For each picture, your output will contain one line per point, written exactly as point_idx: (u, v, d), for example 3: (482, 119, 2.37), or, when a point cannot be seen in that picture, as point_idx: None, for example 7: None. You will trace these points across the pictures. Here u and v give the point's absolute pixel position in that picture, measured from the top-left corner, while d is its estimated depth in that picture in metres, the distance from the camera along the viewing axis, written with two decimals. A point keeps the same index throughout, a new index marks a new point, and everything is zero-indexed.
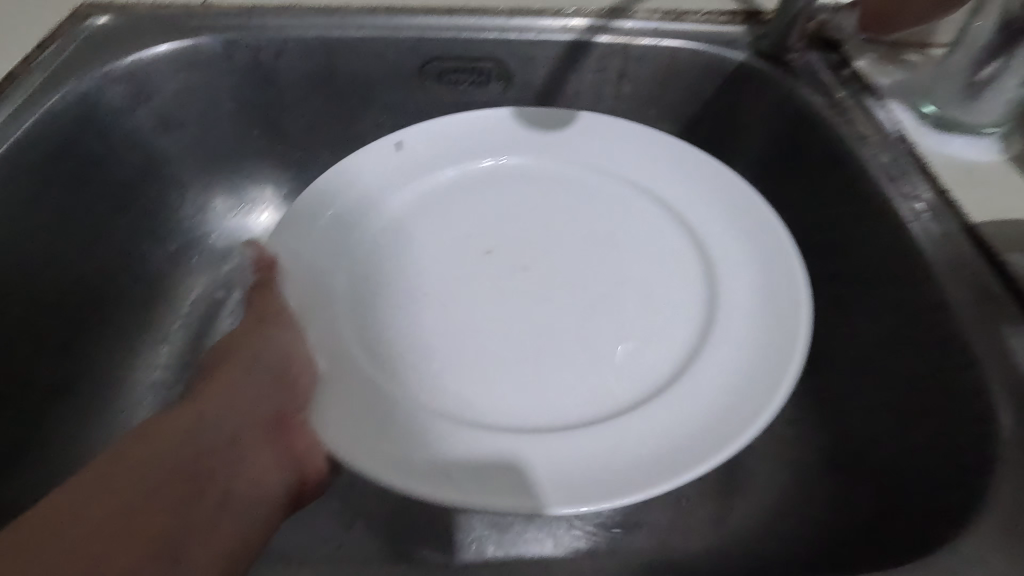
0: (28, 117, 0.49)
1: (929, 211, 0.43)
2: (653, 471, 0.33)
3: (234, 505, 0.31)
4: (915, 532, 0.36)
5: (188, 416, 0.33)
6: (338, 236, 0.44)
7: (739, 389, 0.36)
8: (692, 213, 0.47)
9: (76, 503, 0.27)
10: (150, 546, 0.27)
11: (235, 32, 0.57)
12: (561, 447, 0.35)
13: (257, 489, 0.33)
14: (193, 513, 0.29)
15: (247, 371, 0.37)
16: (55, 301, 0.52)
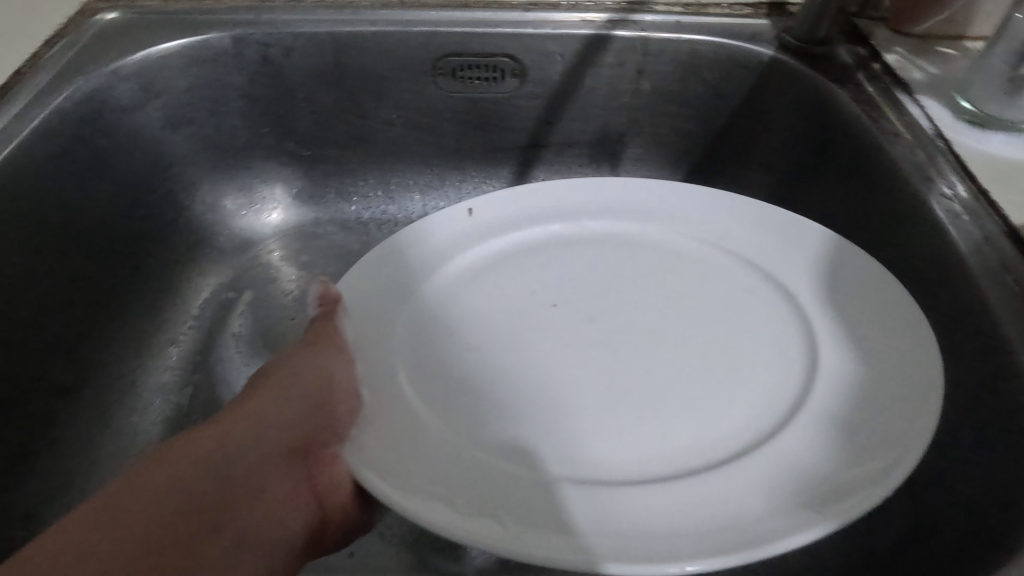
0: (36, 113, 0.48)
1: (966, 211, 0.41)
2: (749, 535, 0.28)
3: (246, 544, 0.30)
4: (958, 552, 0.34)
5: (212, 440, 0.31)
6: (396, 289, 0.40)
7: (847, 450, 0.31)
8: (777, 263, 0.42)
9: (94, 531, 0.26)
10: None
11: (245, 28, 0.55)
12: (637, 503, 0.30)
13: (271, 531, 0.32)
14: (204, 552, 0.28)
15: (282, 398, 0.34)
16: (66, 299, 0.51)
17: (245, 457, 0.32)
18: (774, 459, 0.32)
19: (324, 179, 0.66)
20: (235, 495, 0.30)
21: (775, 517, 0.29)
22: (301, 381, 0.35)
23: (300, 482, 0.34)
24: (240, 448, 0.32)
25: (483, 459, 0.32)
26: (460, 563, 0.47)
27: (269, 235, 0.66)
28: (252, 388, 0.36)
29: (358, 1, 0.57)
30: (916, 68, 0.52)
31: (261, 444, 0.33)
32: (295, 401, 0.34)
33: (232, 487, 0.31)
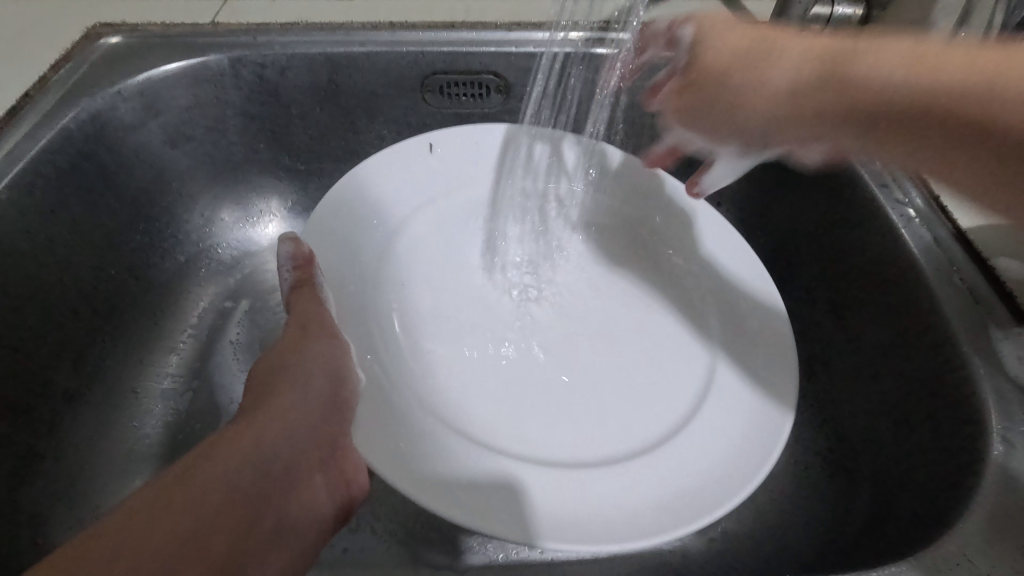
0: (45, 133, 0.51)
1: (919, 215, 0.44)
2: (666, 517, 0.36)
3: (286, 530, 0.33)
4: (904, 531, 0.37)
5: (245, 440, 0.33)
6: (355, 252, 0.47)
7: (740, 441, 0.40)
8: (702, 269, 0.51)
9: (143, 528, 0.28)
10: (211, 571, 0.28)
11: (242, 50, 0.58)
12: (569, 488, 0.38)
13: (305, 517, 0.34)
14: (248, 542, 0.31)
15: (300, 396, 0.38)
16: (71, 309, 0.53)
17: (277, 451, 0.34)
18: (675, 456, 0.40)
19: (319, 192, 0.69)
20: (276, 486, 0.33)
21: (684, 503, 0.37)
22: (307, 380, 0.39)
23: (325, 473, 0.36)
24: (268, 444, 0.34)
25: (438, 432, 0.40)
26: (450, 557, 0.49)
27: (266, 246, 0.69)
28: (256, 387, 0.39)
29: (350, 24, 0.60)
30: None
31: (287, 442, 0.35)
32: (306, 399, 0.38)
33: (264, 480, 0.33)
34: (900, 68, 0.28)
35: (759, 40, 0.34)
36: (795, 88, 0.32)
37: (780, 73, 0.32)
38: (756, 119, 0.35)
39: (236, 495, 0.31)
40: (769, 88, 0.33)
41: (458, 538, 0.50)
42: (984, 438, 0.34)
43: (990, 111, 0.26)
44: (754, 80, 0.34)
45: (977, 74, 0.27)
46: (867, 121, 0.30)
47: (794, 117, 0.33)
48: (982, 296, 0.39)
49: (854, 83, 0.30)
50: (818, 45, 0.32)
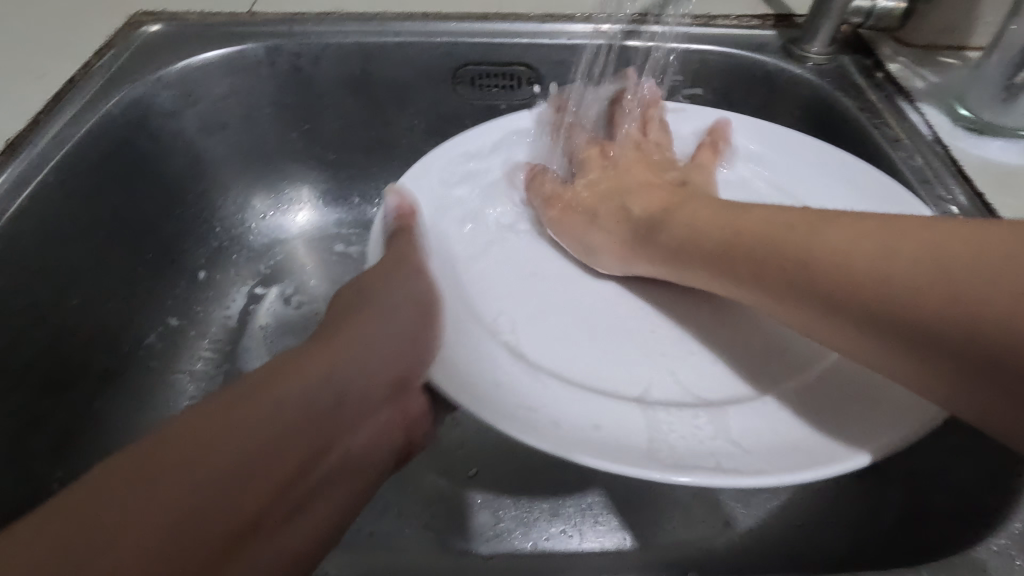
0: (90, 116, 0.52)
1: (962, 213, 0.44)
2: (800, 458, 0.33)
3: (348, 465, 0.33)
4: (947, 530, 0.37)
5: (329, 360, 0.34)
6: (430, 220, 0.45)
7: None
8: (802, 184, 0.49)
9: (224, 429, 0.29)
10: (279, 490, 0.29)
11: (279, 38, 0.59)
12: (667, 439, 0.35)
13: (367, 449, 0.35)
14: (312, 470, 0.31)
15: (383, 322, 0.37)
16: (110, 291, 0.55)
17: (351, 384, 0.34)
18: (781, 416, 0.36)
19: (349, 182, 0.70)
20: (348, 416, 0.33)
21: (810, 451, 0.33)
22: (395, 315, 0.37)
23: (392, 409, 0.37)
24: (346, 374, 0.34)
25: (492, 352, 0.39)
26: (474, 544, 0.50)
27: (295, 234, 0.70)
28: (338, 314, 0.38)
29: (384, 14, 0.61)
30: (918, 77, 0.55)
31: (364, 373, 0.35)
32: (391, 331, 0.37)
33: (335, 410, 0.33)
34: (857, 247, 0.31)
35: (673, 210, 0.43)
36: (703, 239, 0.39)
37: (710, 228, 0.39)
38: (681, 232, 0.41)
39: (306, 421, 0.31)
40: (626, 215, 0.46)
41: (481, 526, 0.51)
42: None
43: (906, 317, 0.29)
44: (605, 216, 0.47)
45: (943, 252, 0.28)
46: (902, 298, 0.29)
47: (710, 261, 0.38)
48: None
49: (816, 247, 0.33)
50: (774, 216, 0.36)
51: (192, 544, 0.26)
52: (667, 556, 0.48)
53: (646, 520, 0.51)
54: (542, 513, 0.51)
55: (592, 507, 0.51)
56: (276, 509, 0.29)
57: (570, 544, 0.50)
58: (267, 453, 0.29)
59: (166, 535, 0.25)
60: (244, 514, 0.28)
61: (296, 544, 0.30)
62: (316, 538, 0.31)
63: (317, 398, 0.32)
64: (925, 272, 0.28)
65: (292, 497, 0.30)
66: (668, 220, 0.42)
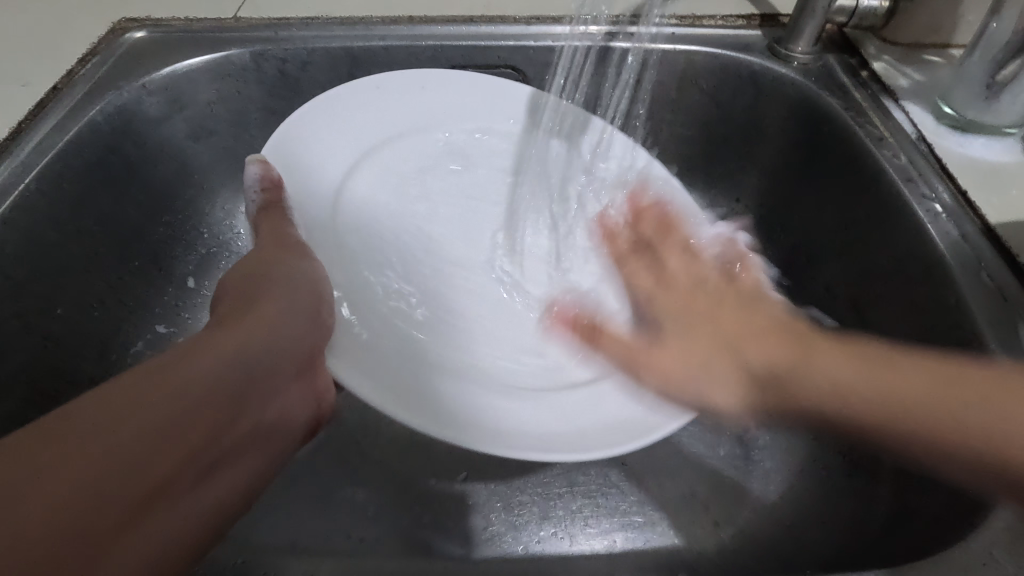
0: (73, 124, 0.52)
1: (947, 212, 0.45)
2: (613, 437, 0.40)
3: (259, 435, 0.35)
4: (932, 530, 0.37)
5: (234, 340, 0.35)
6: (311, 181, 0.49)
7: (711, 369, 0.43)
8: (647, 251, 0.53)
9: (131, 403, 0.29)
10: (192, 457, 0.30)
11: (264, 44, 0.59)
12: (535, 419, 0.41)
13: (278, 421, 0.36)
14: (224, 438, 0.32)
15: (282, 305, 0.39)
16: (96, 299, 0.54)
17: (259, 357, 0.35)
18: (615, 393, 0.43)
19: None
20: (256, 388, 0.35)
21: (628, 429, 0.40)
22: (291, 301, 0.39)
23: (302, 383, 0.39)
24: (254, 351, 0.35)
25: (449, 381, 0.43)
26: (466, 548, 0.50)
27: None
28: (238, 304, 0.38)
29: (369, 18, 0.61)
30: (903, 76, 0.55)
31: (272, 349, 0.36)
32: (294, 311, 0.39)
33: (245, 383, 0.34)
34: (931, 403, 0.33)
35: (792, 364, 0.38)
36: (852, 394, 0.35)
37: (859, 387, 0.35)
38: (798, 395, 0.37)
39: (218, 393, 0.32)
40: (745, 369, 0.39)
41: (473, 530, 0.51)
42: None
43: (926, 445, 0.33)
44: (722, 372, 0.40)
45: (953, 425, 0.32)
46: (958, 438, 0.32)
47: (846, 428, 0.36)
48: (1010, 291, 0.40)
49: (879, 414, 0.34)
50: (891, 369, 0.35)
51: (103, 509, 0.26)
52: (658, 557, 0.49)
53: (636, 522, 0.51)
54: (532, 516, 0.51)
55: (582, 510, 0.51)
56: (189, 476, 0.30)
57: (561, 546, 0.50)
58: (181, 421, 0.30)
59: (75, 498, 0.25)
60: (159, 477, 0.28)
61: (211, 506, 0.31)
62: (230, 501, 0.32)
63: (234, 369, 0.33)
64: (950, 423, 0.32)
65: (212, 456, 0.31)
66: (805, 371, 0.37)
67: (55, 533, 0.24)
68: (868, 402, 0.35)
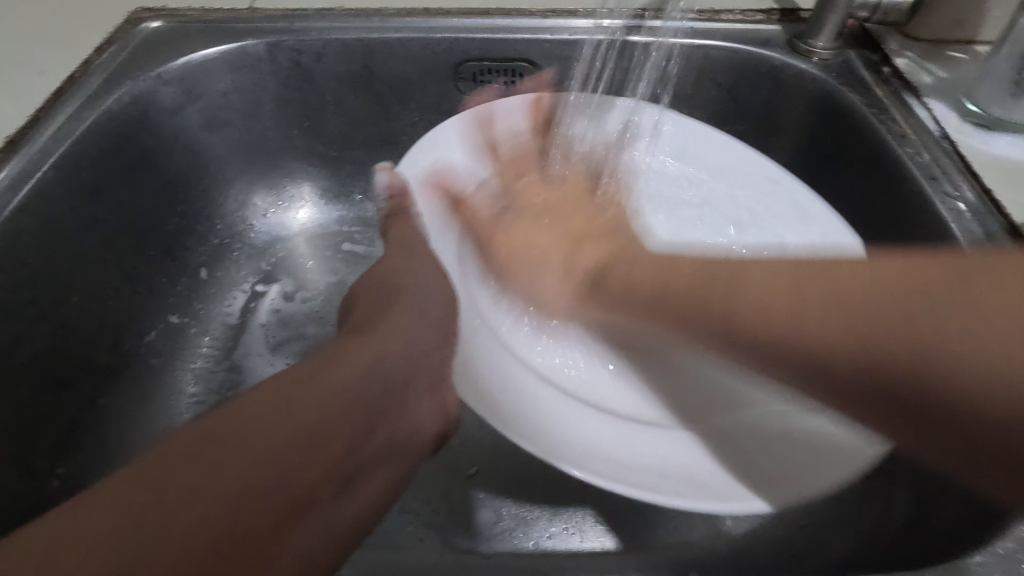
0: (90, 113, 0.52)
1: (970, 211, 0.44)
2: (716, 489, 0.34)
3: (392, 452, 0.32)
4: (951, 534, 0.36)
5: (360, 352, 0.33)
6: (430, 200, 0.46)
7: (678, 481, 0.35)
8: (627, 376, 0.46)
9: (271, 411, 0.28)
10: (328, 470, 0.28)
11: (279, 35, 0.59)
12: (631, 445, 0.37)
13: (409, 437, 0.34)
14: (360, 450, 0.30)
15: (415, 319, 0.38)
16: (111, 288, 0.55)
17: (383, 367, 0.34)
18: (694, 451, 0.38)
19: (349, 179, 0.69)
20: (389, 402, 0.33)
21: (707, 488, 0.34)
22: (422, 312, 0.38)
23: (432, 398, 0.36)
24: (378, 364, 0.33)
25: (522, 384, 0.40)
26: (477, 542, 0.50)
27: (296, 230, 0.70)
28: (365, 317, 0.38)
29: (385, 10, 0.60)
30: (925, 72, 0.54)
31: (394, 361, 0.34)
32: (421, 322, 0.38)
33: (377, 399, 0.32)
34: (808, 306, 0.30)
35: (613, 256, 0.42)
36: (653, 283, 0.38)
37: (643, 273, 0.39)
38: (624, 287, 0.40)
39: (349, 403, 0.31)
40: (573, 270, 0.44)
41: (485, 525, 0.51)
42: None
43: (817, 360, 0.29)
44: (555, 262, 0.45)
45: (821, 351, 0.29)
46: (812, 334, 0.29)
47: (644, 307, 0.38)
48: None
49: (733, 313, 0.33)
50: (700, 273, 0.36)
51: (251, 529, 0.25)
52: (670, 556, 0.48)
53: (649, 520, 0.50)
54: (542, 512, 0.51)
55: (592, 507, 0.51)
56: (328, 489, 0.28)
57: (571, 543, 0.49)
58: (316, 432, 0.29)
59: (222, 507, 0.24)
60: (299, 491, 0.27)
61: (349, 524, 0.29)
62: (365, 520, 0.30)
63: (361, 386, 0.32)
64: (831, 320, 0.29)
65: (345, 471, 0.29)
66: (609, 273, 0.42)
67: (212, 544, 0.24)
68: (677, 304, 0.36)
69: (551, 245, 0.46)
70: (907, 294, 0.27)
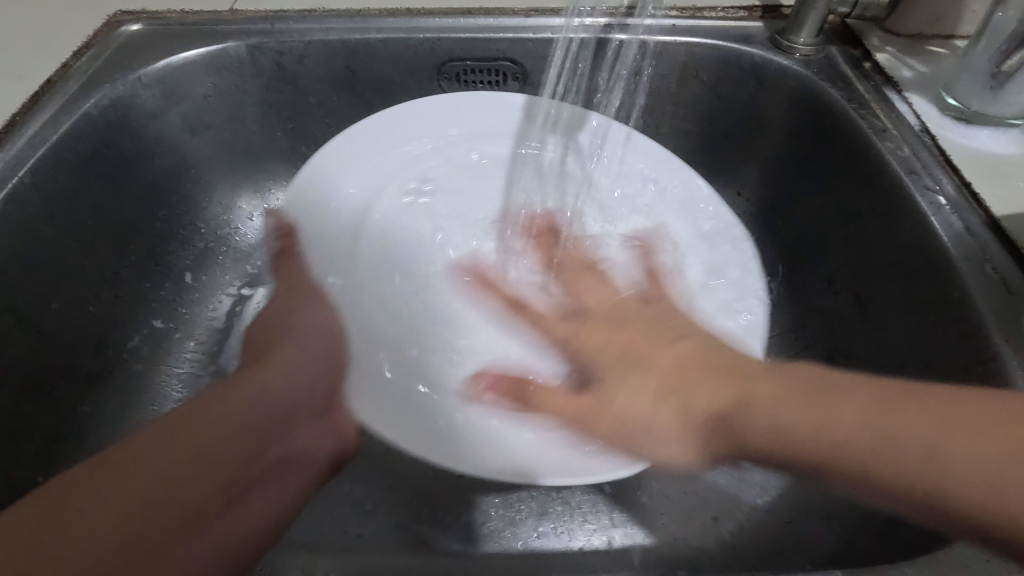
0: (68, 117, 0.51)
1: (950, 205, 0.44)
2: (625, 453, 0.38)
3: (285, 472, 0.35)
4: None
5: (259, 382, 0.38)
6: (318, 239, 0.48)
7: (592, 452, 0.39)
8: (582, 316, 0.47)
9: (150, 445, 0.31)
10: (221, 488, 0.32)
11: (260, 37, 0.58)
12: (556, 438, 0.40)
13: (307, 454, 0.37)
14: (256, 465, 0.34)
15: (300, 350, 0.40)
16: (92, 294, 0.54)
17: (283, 393, 0.38)
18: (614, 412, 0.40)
19: None
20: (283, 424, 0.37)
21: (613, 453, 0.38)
22: (304, 347, 0.40)
23: (324, 422, 0.39)
24: (274, 390, 0.38)
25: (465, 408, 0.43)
26: (465, 544, 0.49)
27: None
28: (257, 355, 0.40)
29: (367, 11, 0.60)
30: (906, 67, 0.54)
31: (301, 382, 0.39)
32: (306, 350, 0.40)
33: (281, 415, 0.37)
34: (892, 435, 0.28)
35: (743, 397, 0.33)
36: (789, 437, 0.31)
37: (792, 421, 0.31)
38: (767, 432, 0.31)
39: (252, 425, 0.35)
40: (685, 407, 0.35)
41: (473, 526, 0.50)
42: None
43: (879, 482, 0.28)
44: (649, 382, 0.37)
45: (867, 455, 0.28)
46: (898, 475, 0.27)
47: (798, 468, 0.31)
48: (1014, 284, 0.40)
49: (841, 454, 0.29)
50: (815, 389, 0.31)
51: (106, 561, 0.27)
52: (658, 555, 0.48)
53: (638, 518, 0.50)
54: (530, 512, 0.51)
55: (581, 506, 0.51)
56: (214, 508, 0.31)
57: (559, 543, 0.49)
58: (202, 460, 0.32)
59: (82, 542, 0.27)
60: (165, 523, 0.29)
61: (242, 537, 0.31)
62: (261, 535, 0.33)
63: (250, 412, 0.36)
64: (889, 448, 0.28)
65: (228, 493, 0.32)
66: (746, 418, 0.32)
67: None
68: (798, 436, 0.30)
69: (642, 364, 0.38)
70: (971, 438, 0.26)
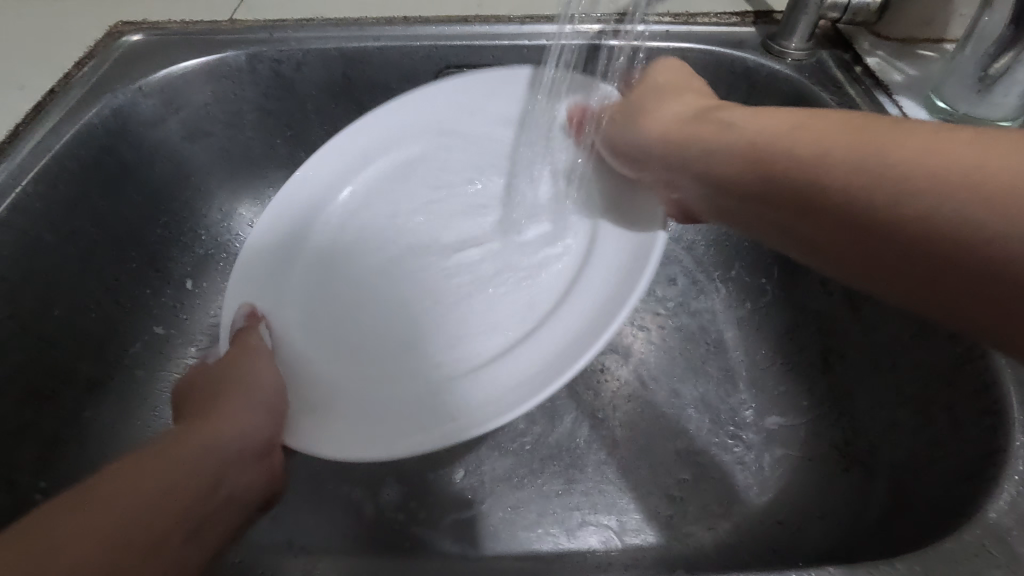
0: (69, 126, 0.52)
1: None
2: (600, 324, 0.41)
3: (226, 508, 0.36)
4: (922, 522, 0.37)
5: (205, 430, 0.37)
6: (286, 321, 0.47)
7: (573, 341, 0.42)
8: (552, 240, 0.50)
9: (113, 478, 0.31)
10: (184, 518, 0.32)
11: (257, 46, 0.59)
12: (520, 363, 0.42)
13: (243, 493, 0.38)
14: (210, 499, 0.34)
15: (242, 404, 0.40)
16: (92, 302, 0.55)
17: (228, 441, 0.38)
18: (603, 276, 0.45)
19: None
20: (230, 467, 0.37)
21: (595, 325, 0.42)
22: (246, 397, 0.40)
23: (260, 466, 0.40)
24: (221, 438, 0.38)
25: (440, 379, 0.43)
26: (464, 546, 0.50)
27: None
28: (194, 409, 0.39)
29: (363, 19, 0.61)
30: (896, 70, 0.55)
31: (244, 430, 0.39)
32: (248, 402, 0.40)
33: (227, 460, 0.37)
34: (901, 151, 0.28)
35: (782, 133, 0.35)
36: (773, 141, 0.35)
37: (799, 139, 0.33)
38: (748, 144, 0.36)
39: (204, 463, 0.35)
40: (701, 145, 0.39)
41: (472, 527, 0.51)
42: (1006, 428, 0.34)
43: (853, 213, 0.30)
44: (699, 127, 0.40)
45: (866, 174, 0.29)
46: (892, 188, 0.28)
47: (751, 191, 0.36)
48: None
49: (822, 158, 0.31)
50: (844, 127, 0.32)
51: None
52: (656, 556, 0.48)
53: (636, 519, 0.51)
54: (529, 514, 0.51)
55: (579, 507, 0.51)
56: (179, 534, 0.31)
57: (558, 544, 0.50)
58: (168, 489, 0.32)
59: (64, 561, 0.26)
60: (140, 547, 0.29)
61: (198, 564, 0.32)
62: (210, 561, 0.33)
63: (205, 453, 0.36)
64: (886, 173, 0.28)
65: (190, 520, 0.32)
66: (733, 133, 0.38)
67: None
68: (785, 155, 0.33)
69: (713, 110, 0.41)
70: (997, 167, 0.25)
